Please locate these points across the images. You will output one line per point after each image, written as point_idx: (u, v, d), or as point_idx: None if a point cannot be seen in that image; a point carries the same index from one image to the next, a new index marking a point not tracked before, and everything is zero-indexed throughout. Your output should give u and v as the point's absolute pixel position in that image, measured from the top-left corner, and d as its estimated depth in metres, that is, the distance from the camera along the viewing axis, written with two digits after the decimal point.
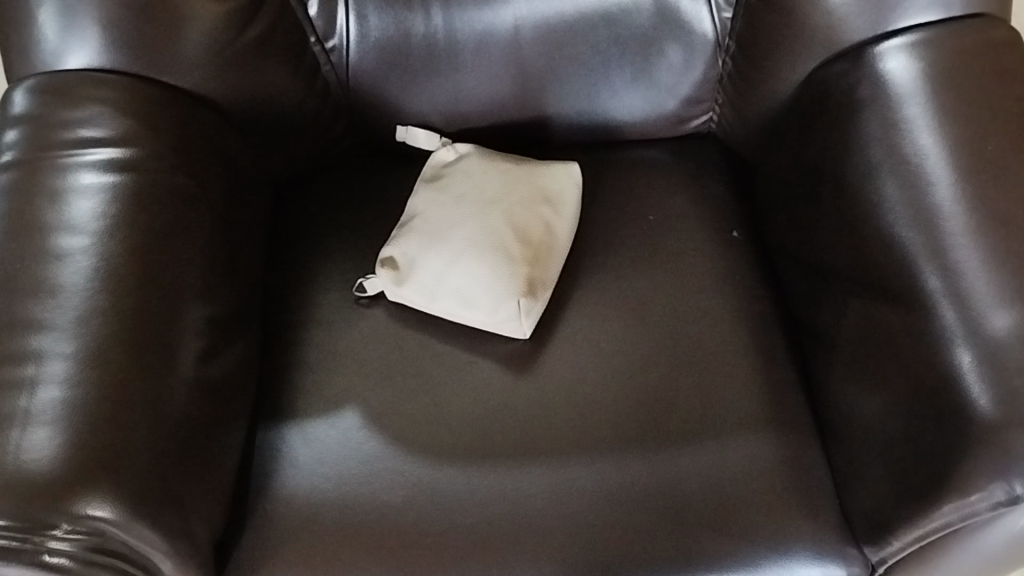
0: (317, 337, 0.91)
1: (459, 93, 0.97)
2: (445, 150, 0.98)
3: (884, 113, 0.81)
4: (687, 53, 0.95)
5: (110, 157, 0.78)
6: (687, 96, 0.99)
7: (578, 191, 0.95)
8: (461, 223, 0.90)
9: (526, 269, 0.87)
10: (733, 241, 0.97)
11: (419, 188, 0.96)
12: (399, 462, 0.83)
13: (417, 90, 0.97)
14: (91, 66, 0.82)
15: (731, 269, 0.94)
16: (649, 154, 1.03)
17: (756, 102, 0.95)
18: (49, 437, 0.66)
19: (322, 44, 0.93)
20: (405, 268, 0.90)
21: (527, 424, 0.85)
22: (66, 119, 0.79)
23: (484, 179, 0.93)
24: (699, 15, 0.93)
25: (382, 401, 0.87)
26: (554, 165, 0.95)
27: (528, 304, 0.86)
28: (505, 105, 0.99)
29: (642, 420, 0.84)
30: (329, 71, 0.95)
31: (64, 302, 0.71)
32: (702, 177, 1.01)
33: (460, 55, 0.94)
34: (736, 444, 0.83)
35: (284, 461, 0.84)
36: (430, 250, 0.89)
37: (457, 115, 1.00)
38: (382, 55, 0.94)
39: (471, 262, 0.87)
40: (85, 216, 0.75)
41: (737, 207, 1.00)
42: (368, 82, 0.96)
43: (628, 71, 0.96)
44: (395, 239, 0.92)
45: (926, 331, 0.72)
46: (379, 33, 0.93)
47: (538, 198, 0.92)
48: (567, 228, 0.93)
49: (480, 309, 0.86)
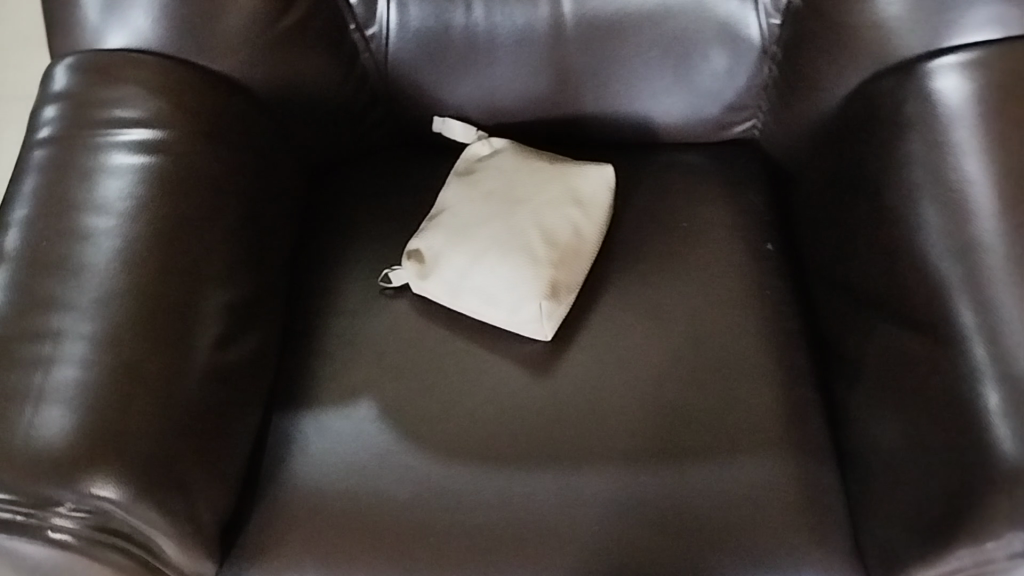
0: (338, 326, 0.91)
1: (497, 87, 0.98)
2: (480, 143, 0.98)
3: (930, 134, 0.78)
4: (732, 58, 0.94)
5: (142, 138, 0.79)
6: (730, 102, 0.98)
7: (610, 194, 0.92)
8: (488, 221, 0.90)
9: (551, 272, 0.86)
10: (766, 253, 0.94)
11: (451, 181, 0.96)
12: (409, 458, 0.83)
13: (456, 83, 0.97)
14: (132, 46, 0.83)
15: (762, 283, 0.92)
16: (688, 158, 1.02)
17: (799, 111, 0.93)
18: (60, 413, 0.66)
19: (362, 32, 0.94)
20: (430, 262, 0.90)
21: (541, 428, 0.84)
22: (102, 99, 0.81)
23: (514, 176, 0.93)
24: (746, 20, 0.92)
25: (397, 394, 0.87)
26: (587, 165, 0.93)
27: (551, 307, 0.86)
28: (543, 101, 0.99)
29: (657, 434, 0.83)
30: (368, 58, 0.96)
31: (86, 282, 0.72)
32: (740, 185, 0.99)
33: (499, 48, 0.95)
34: (750, 464, 0.82)
35: (296, 448, 0.85)
36: (455, 246, 0.90)
37: (494, 110, 1.00)
38: (421, 45, 0.95)
39: (495, 261, 0.87)
40: (113, 196, 0.76)
41: (774, 219, 0.98)
42: (407, 71, 0.97)
43: (669, 75, 0.96)
44: (421, 231, 0.93)
45: (955, 367, 0.70)
46: (419, 23, 0.94)
47: (567, 200, 0.91)
48: (596, 231, 0.91)
49: (501, 308, 0.87)
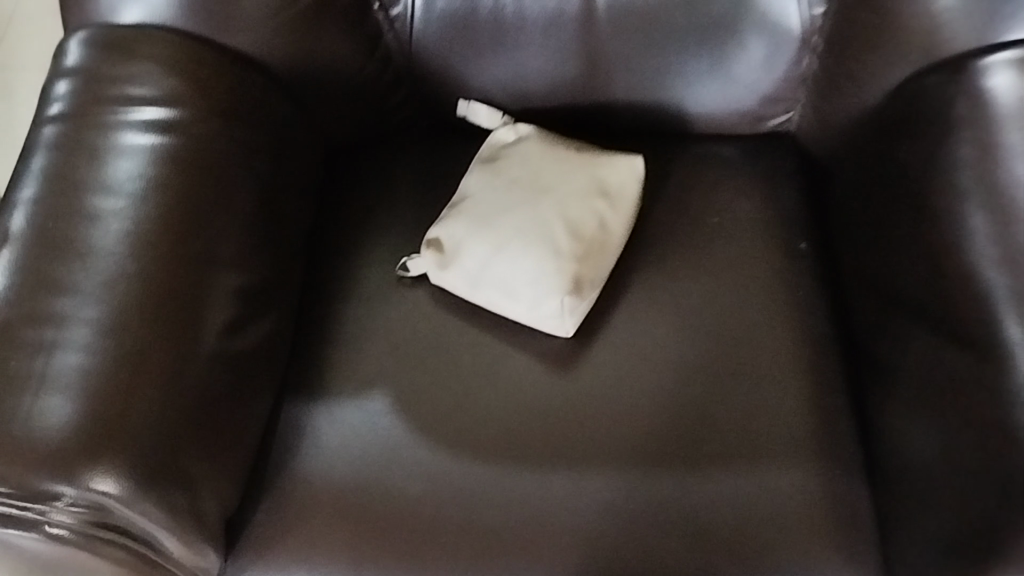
0: (354, 314, 0.88)
1: (524, 72, 0.94)
2: (505, 130, 0.95)
3: (980, 133, 0.74)
4: (770, 47, 0.90)
5: (155, 117, 0.77)
6: (767, 93, 0.94)
7: (638, 186, 0.89)
8: (511, 210, 0.87)
9: (574, 266, 0.83)
10: (800, 252, 0.91)
11: (474, 168, 0.93)
12: (422, 454, 0.81)
13: (481, 66, 0.94)
14: (147, 20, 0.81)
15: (796, 284, 0.89)
16: (721, 150, 0.98)
17: (839, 106, 0.89)
18: (62, 400, 0.64)
19: (386, 11, 0.91)
20: (450, 252, 0.87)
21: (559, 428, 0.81)
22: (116, 75, 0.78)
23: (539, 164, 0.90)
24: (787, 9, 0.88)
25: (412, 388, 0.84)
26: (616, 156, 0.89)
27: (573, 302, 0.82)
28: (571, 88, 0.95)
29: (680, 439, 0.80)
30: (392, 39, 0.93)
31: (92, 265, 0.70)
32: (775, 180, 0.95)
33: (528, 32, 0.91)
34: (776, 474, 0.78)
35: (306, 440, 0.82)
36: (476, 236, 0.86)
37: (521, 95, 0.96)
38: (446, 27, 0.92)
39: (517, 254, 0.84)
40: (123, 177, 0.74)
41: (809, 217, 0.94)
42: (431, 53, 0.93)
43: (704, 64, 0.92)
44: (442, 219, 0.90)
45: (998, 383, 0.66)
46: (445, 4, 0.90)
47: (593, 191, 0.87)
48: (622, 225, 0.87)
49: (521, 303, 0.83)
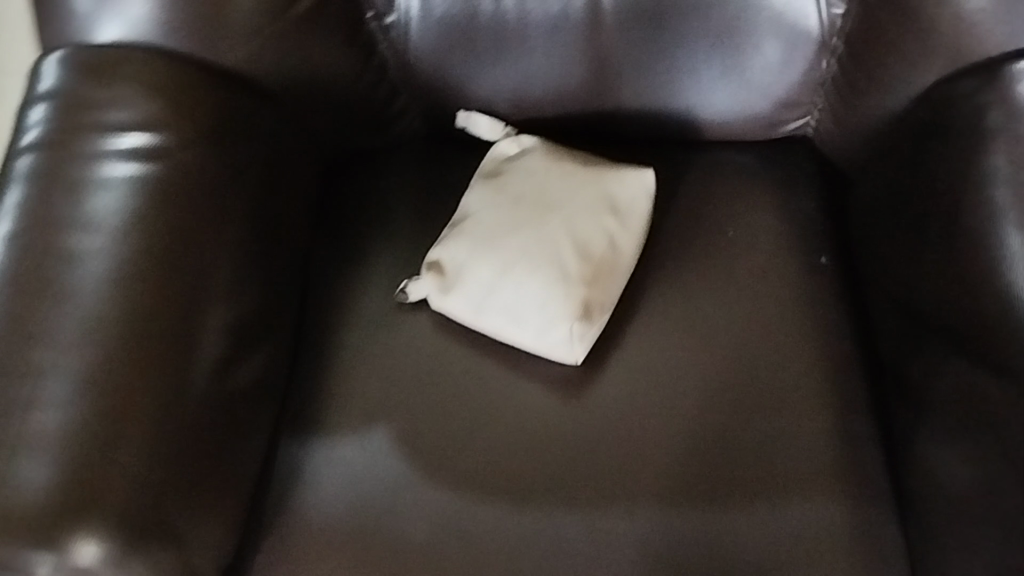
0: (353, 342, 0.84)
1: (527, 80, 0.90)
2: (507, 142, 0.90)
3: (1015, 146, 0.71)
4: (787, 50, 0.85)
5: (137, 145, 0.73)
6: (782, 98, 0.89)
7: (649, 203, 0.85)
8: (515, 230, 0.82)
9: (583, 290, 0.79)
10: (821, 267, 0.86)
11: (475, 184, 0.88)
12: (427, 492, 0.77)
13: (482, 75, 0.89)
14: (126, 38, 0.77)
15: (818, 302, 0.84)
16: (736, 157, 0.93)
17: (861, 112, 0.85)
18: (42, 457, 0.61)
19: (381, 20, 0.86)
20: (452, 275, 0.83)
21: (571, 462, 0.77)
22: (95, 100, 0.74)
23: (544, 180, 0.85)
24: (805, 9, 0.83)
25: (415, 421, 0.80)
26: (625, 170, 0.85)
27: (582, 329, 0.78)
28: (576, 96, 0.91)
29: (698, 472, 0.76)
30: (388, 49, 0.88)
31: (73, 308, 0.66)
32: (793, 190, 0.91)
33: (531, 38, 0.87)
34: (800, 508, 0.74)
35: (305, 478, 0.79)
36: (480, 258, 0.82)
37: (523, 104, 0.92)
38: (444, 34, 0.87)
39: (523, 278, 0.80)
40: (104, 212, 0.70)
41: (830, 228, 0.89)
42: (429, 62, 0.89)
43: (717, 68, 0.87)
44: (443, 240, 0.85)
45: None
46: (443, 10, 0.86)
47: (602, 208, 0.82)
48: (633, 244, 0.83)
49: (529, 329, 0.79)
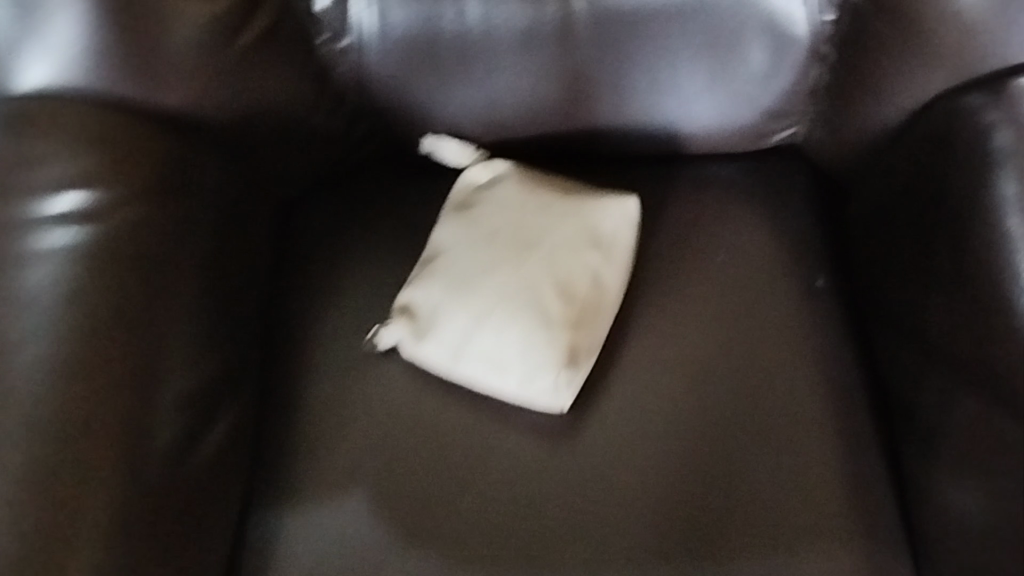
0: (322, 396, 0.79)
1: (497, 99, 0.83)
2: (477, 168, 0.84)
3: None
4: (774, 59, 0.79)
5: (71, 207, 0.67)
6: (769, 108, 0.83)
7: (633, 232, 0.79)
8: (491, 270, 0.77)
9: (568, 335, 0.74)
10: (818, 290, 0.81)
11: (445, 216, 0.82)
12: (410, 561, 0.72)
13: (448, 95, 0.82)
14: (52, 84, 0.71)
15: (815, 328, 0.80)
16: (720, 171, 0.88)
17: (854, 123, 0.79)
18: None
19: (334, 44, 0.79)
20: (425, 320, 0.77)
21: (562, 519, 0.73)
22: (23, 160, 0.68)
23: (519, 213, 0.79)
24: (793, 16, 0.77)
25: (393, 482, 0.75)
26: (607, 198, 0.79)
27: (569, 376, 0.73)
28: (551, 114, 0.84)
29: (697, 525, 0.71)
30: (343, 74, 0.81)
31: (7, 396, 0.60)
32: (785, 205, 0.85)
33: (500, 55, 0.80)
34: (807, 559, 0.70)
35: (278, 551, 0.73)
36: (455, 302, 0.76)
37: (493, 125, 0.85)
38: (405, 55, 0.80)
39: (503, 323, 0.74)
40: (38, 285, 0.64)
41: (825, 245, 0.84)
42: (388, 84, 0.82)
43: (701, 80, 0.81)
44: (414, 280, 0.79)
45: None
46: (403, 30, 0.78)
47: (584, 242, 0.77)
48: (618, 279, 0.77)
49: (511, 378, 0.74)
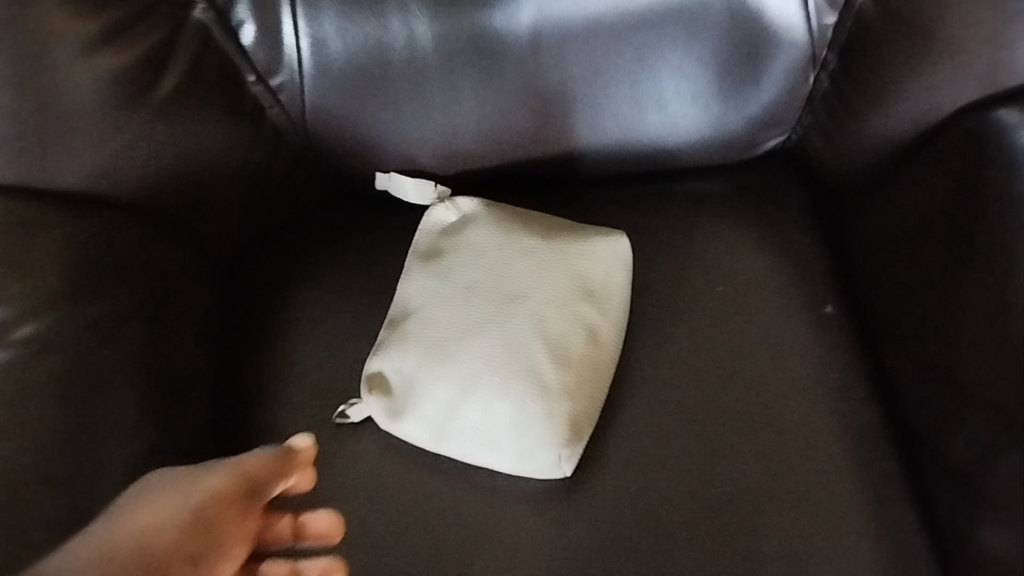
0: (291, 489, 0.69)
1: (458, 129, 0.73)
2: (442, 208, 0.75)
3: None
4: (769, 67, 0.71)
5: None
6: (760, 118, 0.75)
7: (627, 273, 0.72)
8: (474, 332, 0.69)
9: (566, 404, 0.66)
10: (827, 319, 0.74)
11: (411, 266, 0.73)
12: None
13: (402, 128, 0.72)
14: None
15: (828, 364, 0.72)
16: (706, 189, 0.79)
17: (855, 130, 0.72)
18: None
19: (265, 83, 0.69)
20: (402, 392, 0.69)
21: None
22: None
23: (499, 265, 0.71)
24: (790, 20, 0.69)
25: None
26: (595, 239, 0.72)
27: (571, 451, 0.66)
28: (521, 140, 0.74)
29: None
30: (279, 114, 0.71)
31: None
32: (781, 224, 0.78)
33: (459, 81, 0.70)
34: None
35: None
36: (435, 372, 0.68)
37: (455, 157, 0.75)
38: (349, 88, 0.70)
39: (492, 395, 0.67)
40: None
41: (830, 265, 0.76)
42: (332, 122, 0.72)
43: (686, 92, 0.72)
44: (382, 344, 0.71)
45: None
46: (344, 61, 0.68)
47: (575, 294, 0.70)
48: (615, 330, 0.70)
49: (505, 455, 0.66)
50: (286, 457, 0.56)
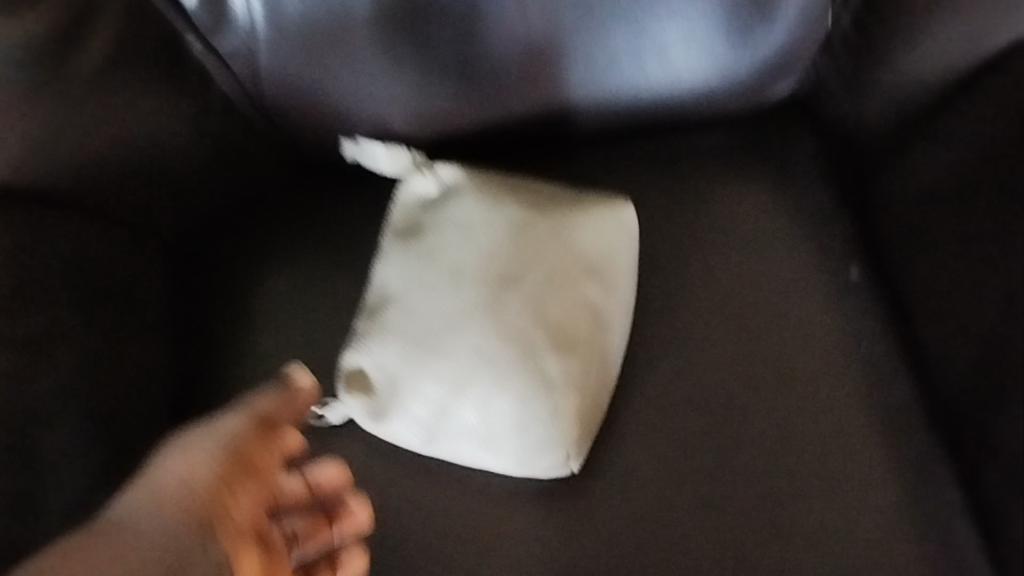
0: None
1: (433, 88, 0.64)
2: (421, 179, 0.67)
3: None
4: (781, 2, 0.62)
5: None
6: (771, 59, 0.66)
7: (633, 246, 0.64)
8: (463, 321, 0.61)
9: (570, 397, 0.59)
10: (854, 285, 0.66)
11: (388, 247, 0.65)
12: None
13: (368, 91, 0.64)
14: None
15: (855, 334, 0.65)
16: (712, 144, 0.72)
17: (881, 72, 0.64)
18: None
19: (211, 45, 0.62)
20: (385, 391, 0.61)
21: None
22: None
23: (489, 243, 0.63)
24: None
25: None
26: (596, 210, 0.64)
27: (579, 446, 0.59)
28: (506, 97, 0.66)
29: None
30: (229, 80, 0.64)
31: None
32: (796, 181, 0.70)
33: (430, 31, 0.61)
34: None
35: None
36: (421, 368, 0.60)
37: (432, 120, 0.67)
38: (305, 48, 0.62)
39: (487, 392, 0.59)
40: None
41: (854, 225, 0.68)
42: (290, 86, 0.64)
43: (687, 32, 0.63)
44: (360, 337, 0.63)
45: None
46: (297, 18, 0.60)
47: (576, 273, 0.62)
48: (621, 309, 0.63)
49: (505, 456, 0.59)
50: (287, 397, 0.55)
